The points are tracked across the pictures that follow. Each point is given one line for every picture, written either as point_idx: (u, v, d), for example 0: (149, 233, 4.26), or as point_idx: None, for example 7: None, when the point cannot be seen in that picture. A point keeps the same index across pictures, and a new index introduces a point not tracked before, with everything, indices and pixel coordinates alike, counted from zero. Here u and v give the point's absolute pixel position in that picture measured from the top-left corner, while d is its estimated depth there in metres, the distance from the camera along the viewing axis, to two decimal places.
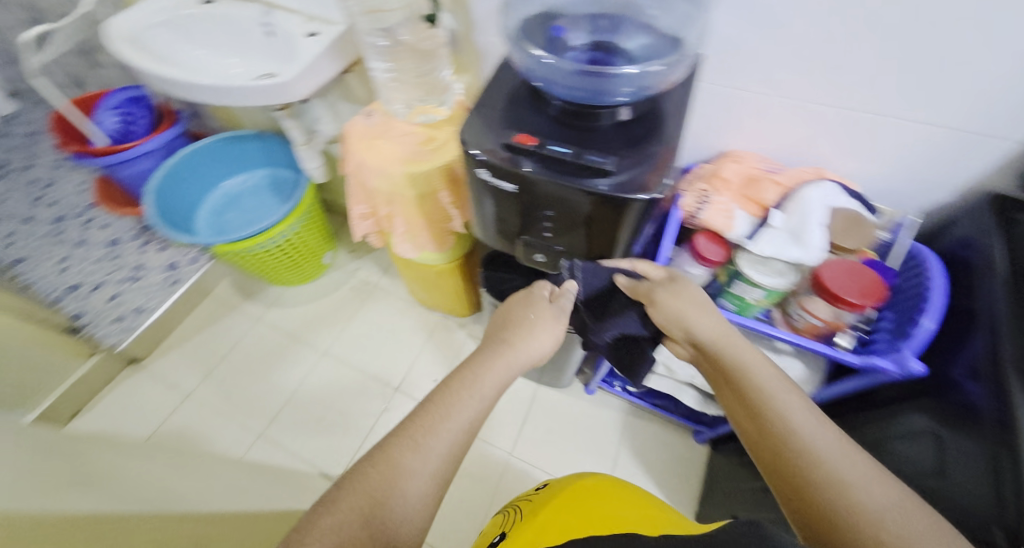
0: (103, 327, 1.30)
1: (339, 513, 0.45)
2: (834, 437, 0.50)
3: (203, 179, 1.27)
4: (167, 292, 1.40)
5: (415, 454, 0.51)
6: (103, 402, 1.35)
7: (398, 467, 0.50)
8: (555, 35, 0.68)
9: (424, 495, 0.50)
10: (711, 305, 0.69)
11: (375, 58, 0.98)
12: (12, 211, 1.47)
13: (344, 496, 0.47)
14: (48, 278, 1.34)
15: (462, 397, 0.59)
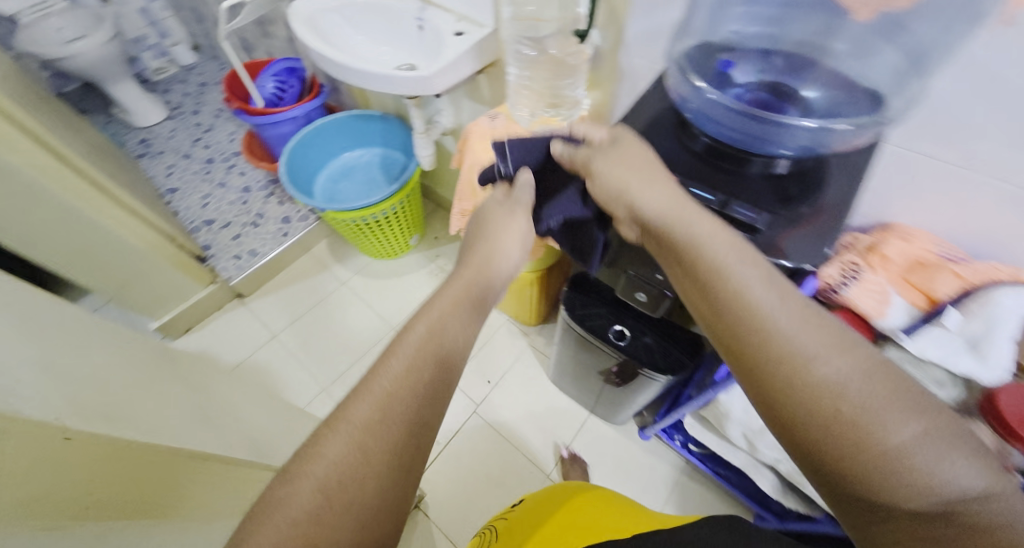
0: (223, 261, 1.50)
1: (307, 483, 0.41)
2: (824, 345, 0.41)
3: (326, 147, 1.38)
4: (277, 240, 1.56)
5: (372, 394, 0.46)
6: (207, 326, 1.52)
7: (357, 412, 0.45)
8: (724, 70, 0.68)
9: (383, 440, 0.44)
10: (660, 172, 0.59)
11: (514, 64, 1.00)
12: (178, 147, 1.72)
13: (307, 462, 0.43)
14: (194, 211, 1.57)
15: (419, 330, 0.52)
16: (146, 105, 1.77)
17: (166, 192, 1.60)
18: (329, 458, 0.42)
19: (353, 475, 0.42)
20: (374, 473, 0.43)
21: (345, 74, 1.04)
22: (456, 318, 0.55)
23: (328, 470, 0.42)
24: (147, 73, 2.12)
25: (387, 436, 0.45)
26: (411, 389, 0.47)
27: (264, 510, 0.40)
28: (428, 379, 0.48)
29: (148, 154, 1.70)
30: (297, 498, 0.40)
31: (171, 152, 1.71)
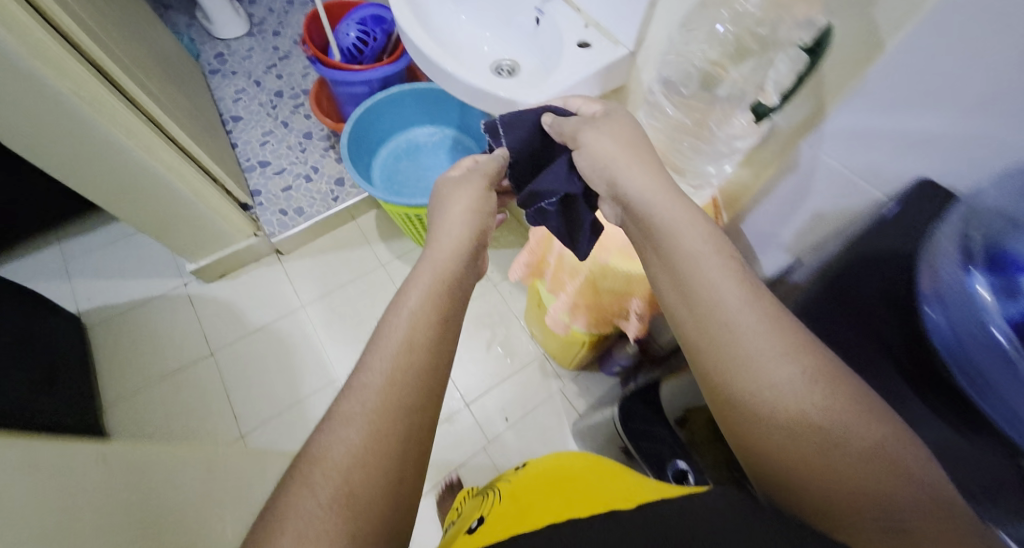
0: (267, 211, 1.44)
1: (348, 437, 0.43)
2: (783, 339, 0.43)
3: (399, 119, 1.23)
4: (324, 206, 1.47)
5: (387, 345, 0.50)
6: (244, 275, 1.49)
7: (379, 368, 0.48)
8: (1017, 279, 0.41)
9: (390, 380, 0.47)
10: (642, 147, 0.64)
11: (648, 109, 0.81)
12: (249, 69, 1.62)
13: (339, 423, 0.44)
14: (249, 147, 1.48)
15: (408, 304, 0.54)
16: (228, 16, 1.63)
17: (228, 119, 1.53)
18: (357, 411, 0.45)
19: (380, 416, 0.45)
20: (394, 407, 0.46)
21: (432, 66, 0.83)
22: (436, 290, 0.57)
23: (359, 422, 0.44)
24: None
25: (402, 379, 0.48)
26: (412, 337, 0.51)
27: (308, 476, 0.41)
28: (413, 340, 0.50)
29: (221, 72, 1.61)
30: (339, 449, 0.42)
31: (243, 76, 1.60)
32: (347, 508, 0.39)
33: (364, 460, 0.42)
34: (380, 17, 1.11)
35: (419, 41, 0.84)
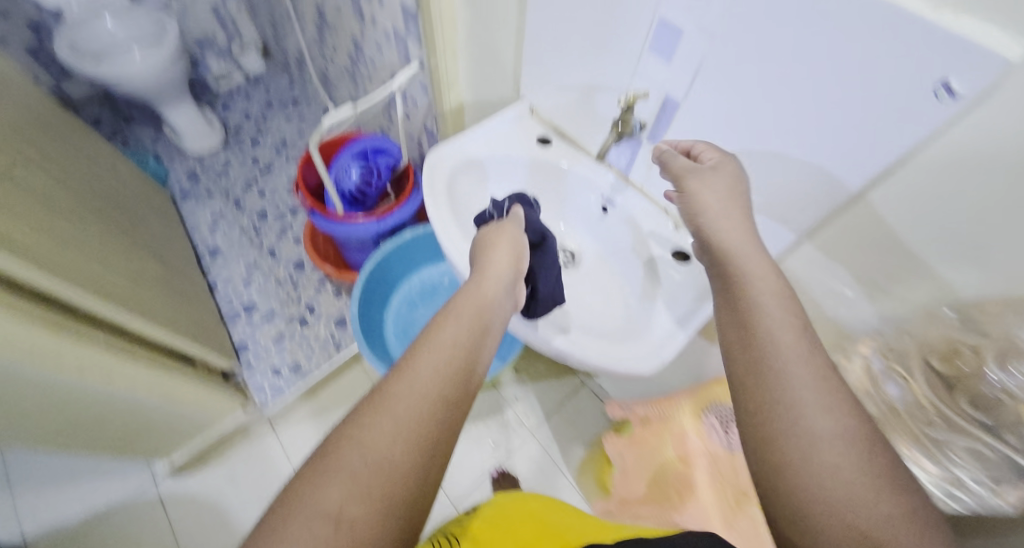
0: (259, 377, 1.02)
1: (384, 434, 0.25)
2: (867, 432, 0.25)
3: (409, 260, 0.94)
4: (327, 356, 1.06)
5: (440, 335, 0.33)
6: (202, 465, 0.97)
7: (434, 356, 0.31)
8: None
9: (447, 373, 0.30)
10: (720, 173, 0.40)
11: None
12: (229, 190, 1.34)
13: (383, 404, 0.27)
14: (236, 289, 1.14)
15: (474, 302, 0.38)
16: (201, 130, 1.39)
17: (207, 256, 1.20)
18: (405, 390, 0.28)
19: (432, 411, 0.27)
20: (451, 404, 0.28)
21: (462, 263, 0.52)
22: (485, 293, 0.39)
23: (409, 411, 0.27)
24: (208, 81, 1.62)
25: (452, 375, 0.30)
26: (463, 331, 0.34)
27: (332, 471, 0.24)
28: (468, 346, 0.33)
29: (193, 194, 1.33)
30: (374, 445, 0.25)
31: (219, 196, 1.33)
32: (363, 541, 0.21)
33: (394, 481, 0.24)
34: (383, 151, 0.99)
35: (460, 236, 0.54)
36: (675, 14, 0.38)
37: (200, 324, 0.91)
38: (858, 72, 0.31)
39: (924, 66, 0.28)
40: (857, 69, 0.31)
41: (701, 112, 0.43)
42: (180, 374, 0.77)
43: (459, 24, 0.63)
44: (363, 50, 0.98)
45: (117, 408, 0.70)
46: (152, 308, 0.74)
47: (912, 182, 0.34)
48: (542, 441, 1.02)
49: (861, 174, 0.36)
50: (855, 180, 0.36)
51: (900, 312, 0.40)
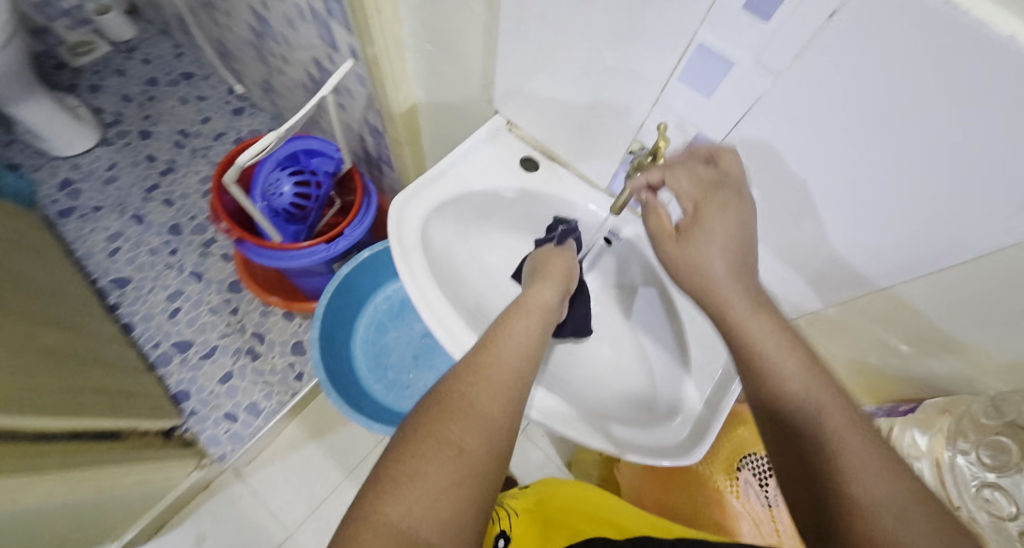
0: (211, 427, 0.90)
1: (485, 393, 0.31)
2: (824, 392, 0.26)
3: (374, 279, 0.83)
4: (287, 391, 0.93)
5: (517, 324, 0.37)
6: (164, 530, 0.87)
7: (516, 339, 0.36)
8: None
9: (529, 354, 0.35)
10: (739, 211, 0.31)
11: (868, 341, 0.40)
12: (123, 201, 1.11)
13: (479, 367, 0.33)
14: (160, 325, 0.98)
15: (537, 296, 0.41)
16: (69, 127, 1.11)
17: (112, 289, 1.00)
18: (497, 360, 0.33)
19: (520, 382, 0.33)
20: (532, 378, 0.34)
21: (455, 337, 0.44)
22: (539, 293, 0.41)
23: (503, 380, 0.32)
24: (64, 55, 1.28)
25: (532, 360, 0.35)
26: (535, 322, 0.38)
27: (449, 410, 0.30)
28: (541, 336, 0.38)
29: (76, 211, 1.08)
30: (477, 399, 0.31)
31: (112, 209, 1.09)
32: (479, 472, 0.28)
33: (496, 430, 0.30)
34: (316, 153, 0.83)
35: (444, 296, 0.46)
36: (720, 41, 0.29)
37: (113, 388, 0.76)
38: (961, 159, 0.24)
39: None
40: (983, 145, 0.23)
41: (752, 154, 0.34)
42: (90, 464, 0.64)
43: (399, 4, 0.48)
44: (267, 24, 0.77)
45: (33, 528, 0.58)
46: (32, 406, 0.58)
47: (1013, 283, 0.27)
48: (537, 439, 0.98)
49: (931, 257, 0.30)
50: (947, 261, 0.29)
51: (958, 368, 0.35)
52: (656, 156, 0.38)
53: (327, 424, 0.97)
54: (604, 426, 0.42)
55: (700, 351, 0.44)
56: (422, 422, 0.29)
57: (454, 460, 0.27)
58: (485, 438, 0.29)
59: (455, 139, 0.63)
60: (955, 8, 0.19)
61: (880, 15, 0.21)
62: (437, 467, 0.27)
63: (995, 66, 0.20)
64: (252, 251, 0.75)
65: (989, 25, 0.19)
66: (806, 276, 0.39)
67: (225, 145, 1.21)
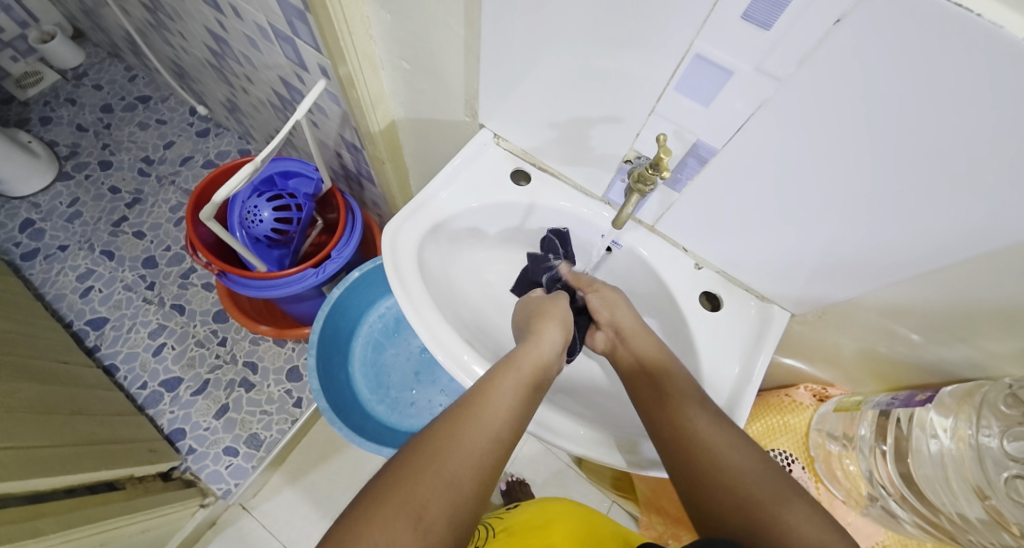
0: (212, 463, 0.87)
1: (458, 459, 0.30)
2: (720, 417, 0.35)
3: (364, 299, 0.82)
4: (288, 419, 0.92)
5: (504, 385, 0.35)
6: None
7: (499, 403, 0.34)
8: None
9: (511, 422, 0.33)
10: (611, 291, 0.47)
11: (868, 328, 0.41)
12: (90, 237, 1.05)
13: (457, 429, 0.31)
14: (145, 364, 0.94)
15: (528, 352, 0.39)
16: (23, 164, 1.05)
17: (89, 331, 0.96)
18: (478, 426, 0.32)
19: (497, 451, 0.32)
20: (511, 446, 0.33)
21: (463, 366, 0.42)
22: (529, 352, 0.39)
23: (479, 447, 0.31)
24: (8, 86, 1.21)
25: (512, 427, 0.33)
26: (523, 383, 0.36)
27: (415, 474, 0.28)
28: (528, 401, 0.36)
29: (39, 252, 1.03)
30: (448, 464, 0.29)
31: (78, 247, 1.04)
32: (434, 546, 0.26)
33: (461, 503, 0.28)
34: (293, 174, 0.80)
35: (448, 317, 0.46)
36: (717, 49, 0.29)
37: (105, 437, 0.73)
38: (959, 151, 0.25)
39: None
40: (981, 135, 0.24)
41: (751, 160, 0.34)
42: (96, 521, 0.62)
43: (371, 23, 0.47)
44: (227, 44, 0.74)
45: None
46: (22, 469, 0.56)
47: (1016, 264, 0.29)
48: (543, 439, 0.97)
49: (930, 247, 0.31)
50: (950, 250, 0.30)
51: (970, 354, 0.37)
52: (659, 170, 0.35)
53: (331, 446, 0.96)
54: (625, 440, 0.42)
55: (708, 352, 0.45)
56: (389, 483, 0.28)
57: (410, 529, 0.26)
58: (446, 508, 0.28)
59: (440, 153, 0.62)
60: (966, 10, 0.20)
61: (889, 18, 0.22)
62: (390, 537, 0.25)
63: (1001, 64, 0.21)
64: (241, 285, 0.73)
65: (1000, 24, 0.19)
66: (806, 273, 0.40)
67: (193, 170, 1.17)
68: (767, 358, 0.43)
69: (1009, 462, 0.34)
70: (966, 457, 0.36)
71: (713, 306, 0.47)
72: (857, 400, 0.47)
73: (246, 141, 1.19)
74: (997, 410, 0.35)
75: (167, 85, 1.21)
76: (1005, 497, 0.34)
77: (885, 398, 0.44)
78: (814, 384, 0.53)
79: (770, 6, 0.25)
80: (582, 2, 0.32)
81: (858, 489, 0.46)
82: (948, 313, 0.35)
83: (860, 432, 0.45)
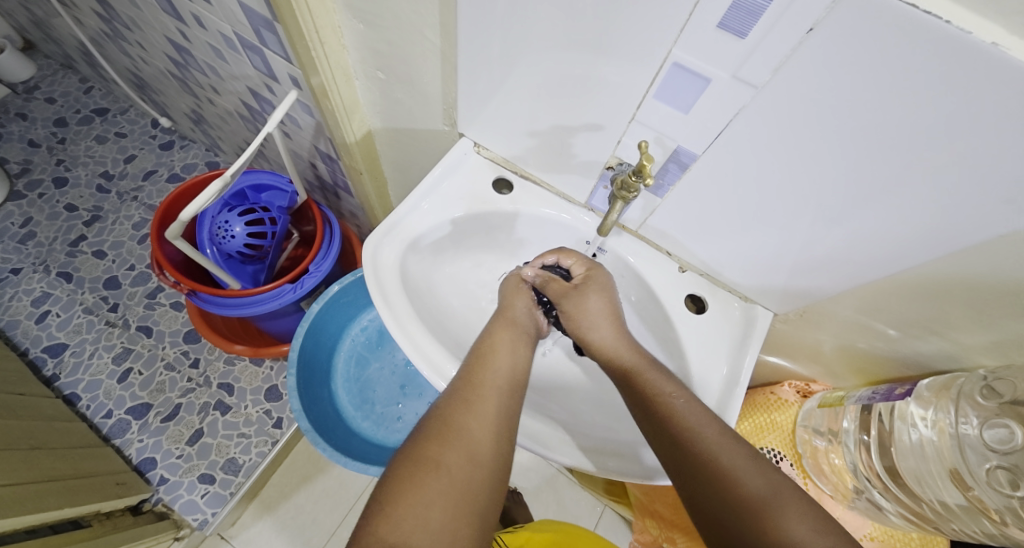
0: (186, 492, 0.83)
1: (470, 415, 0.33)
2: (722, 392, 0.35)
3: (343, 314, 0.79)
4: (267, 441, 0.88)
5: (501, 348, 0.38)
6: None
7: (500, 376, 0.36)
8: None
9: (512, 378, 0.36)
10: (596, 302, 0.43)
11: (848, 323, 0.42)
12: (45, 258, 0.99)
13: (465, 391, 0.34)
14: (110, 391, 0.89)
15: (515, 320, 0.42)
16: None
17: (47, 359, 0.90)
18: (484, 385, 0.35)
19: (505, 404, 0.34)
20: (518, 402, 0.35)
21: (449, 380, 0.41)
22: (517, 321, 0.42)
23: (488, 403, 0.34)
24: None
25: (514, 382, 0.36)
26: (518, 345, 0.39)
27: (432, 434, 0.31)
28: (524, 357, 0.39)
29: None
30: (460, 420, 0.32)
31: (33, 269, 0.98)
32: (460, 490, 0.29)
33: (479, 454, 0.31)
34: (265, 187, 0.78)
35: (432, 332, 0.44)
36: (695, 58, 0.29)
37: (67, 472, 0.68)
38: (926, 150, 0.26)
39: (1000, 153, 0.24)
40: (948, 132, 0.24)
41: (732, 162, 0.34)
42: None
43: (344, 32, 0.46)
44: (190, 54, 0.71)
45: None
46: None
47: (988, 258, 0.30)
48: None
49: (901, 247, 0.32)
50: (926, 248, 0.31)
51: (943, 346, 0.38)
52: (643, 177, 0.35)
53: (314, 466, 0.93)
54: (619, 449, 0.42)
55: (697, 353, 0.45)
56: (412, 446, 0.31)
57: (437, 477, 0.29)
58: (465, 458, 0.30)
59: (418, 162, 0.61)
60: (935, 16, 0.20)
61: (857, 24, 0.22)
62: (419, 485, 0.28)
63: (967, 67, 0.21)
64: (216, 306, 0.70)
65: (967, 30, 0.20)
66: (787, 272, 0.41)
67: (157, 184, 1.12)
68: (754, 359, 0.44)
69: (990, 453, 0.35)
70: (947, 446, 0.37)
71: (700, 309, 0.47)
72: (841, 396, 0.48)
73: (214, 153, 1.15)
74: (974, 401, 0.36)
75: (126, 96, 1.16)
76: (988, 487, 0.35)
77: (867, 393, 0.45)
78: (797, 381, 0.55)
79: (745, 14, 0.25)
80: (560, 9, 0.31)
81: (845, 483, 0.47)
82: (924, 308, 0.36)
83: (845, 426, 0.46)
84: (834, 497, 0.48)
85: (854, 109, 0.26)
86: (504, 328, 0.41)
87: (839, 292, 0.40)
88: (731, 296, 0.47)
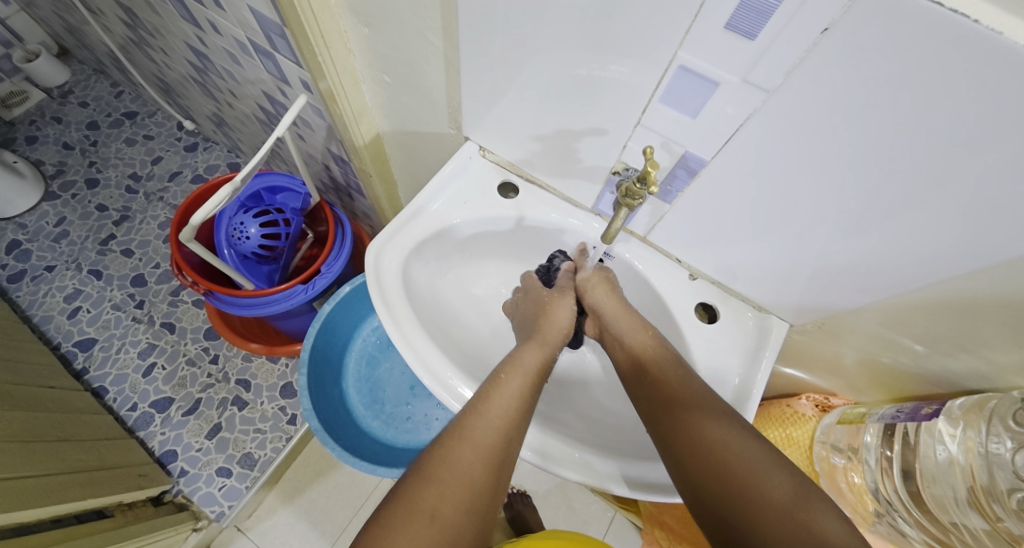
0: (204, 485, 0.86)
1: (466, 452, 0.32)
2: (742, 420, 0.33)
3: (355, 313, 0.80)
4: (282, 436, 0.90)
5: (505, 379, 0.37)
6: None
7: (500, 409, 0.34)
8: None
9: (521, 409, 0.35)
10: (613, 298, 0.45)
11: (870, 336, 0.40)
12: (77, 256, 1.04)
13: (466, 425, 0.33)
14: (135, 385, 0.92)
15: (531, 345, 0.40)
16: (10, 185, 1.04)
17: (77, 353, 0.94)
18: (484, 421, 0.34)
19: (506, 440, 0.33)
20: (517, 436, 0.34)
21: (450, 390, 0.41)
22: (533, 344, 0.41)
23: (486, 439, 0.33)
24: None
25: (518, 417, 0.35)
26: (529, 376, 0.38)
27: (427, 473, 0.31)
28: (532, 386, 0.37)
29: (27, 273, 1.01)
30: (456, 461, 0.31)
31: (65, 267, 1.03)
32: (452, 532, 0.29)
33: (474, 496, 0.31)
34: (280, 189, 0.79)
35: (433, 338, 0.43)
36: (703, 61, 0.27)
37: (93, 464, 0.71)
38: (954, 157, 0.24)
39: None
40: (979, 139, 0.22)
41: (742, 168, 0.32)
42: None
43: (349, 36, 0.46)
44: (208, 60, 0.73)
45: None
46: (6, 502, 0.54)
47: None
48: None
49: (928, 259, 0.30)
50: (958, 262, 0.29)
51: (975, 365, 0.36)
52: (647, 184, 0.33)
53: (327, 462, 0.94)
54: (621, 463, 0.40)
55: (704, 365, 0.43)
56: (408, 480, 0.31)
57: (430, 522, 0.29)
58: (461, 498, 0.30)
59: (427, 165, 0.61)
60: (962, 15, 0.19)
61: (875, 26, 0.21)
62: (411, 530, 0.28)
63: (998, 72, 0.19)
64: (233, 307, 0.72)
65: (997, 30, 0.18)
66: (802, 283, 0.39)
67: (182, 184, 1.15)
68: (767, 370, 0.42)
69: (1021, 482, 0.32)
70: (974, 466, 0.35)
71: (713, 320, 0.45)
72: (862, 412, 0.45)
73: (235, 154, 1.18)
74: (1006, 424, 0.33)
75: (153, 99, 1.20)
76: (1016, 518, 0.33)
77: (889, 411, 0.42)
78: (815, 395, 0.52)
79: (755, 15, 0.24)
80: (561, 8, 0.30)
81: (864, 505, 0.45)
82: (953, 325, 0.34)
83: (865, 442, 0.44)
84: (852, 519, 0.46)
85: (876, 114, 0.24)
86: (520, 358, 0.39)
87: (860, 306, 0.37)
88: (743, 306, 0.45)
